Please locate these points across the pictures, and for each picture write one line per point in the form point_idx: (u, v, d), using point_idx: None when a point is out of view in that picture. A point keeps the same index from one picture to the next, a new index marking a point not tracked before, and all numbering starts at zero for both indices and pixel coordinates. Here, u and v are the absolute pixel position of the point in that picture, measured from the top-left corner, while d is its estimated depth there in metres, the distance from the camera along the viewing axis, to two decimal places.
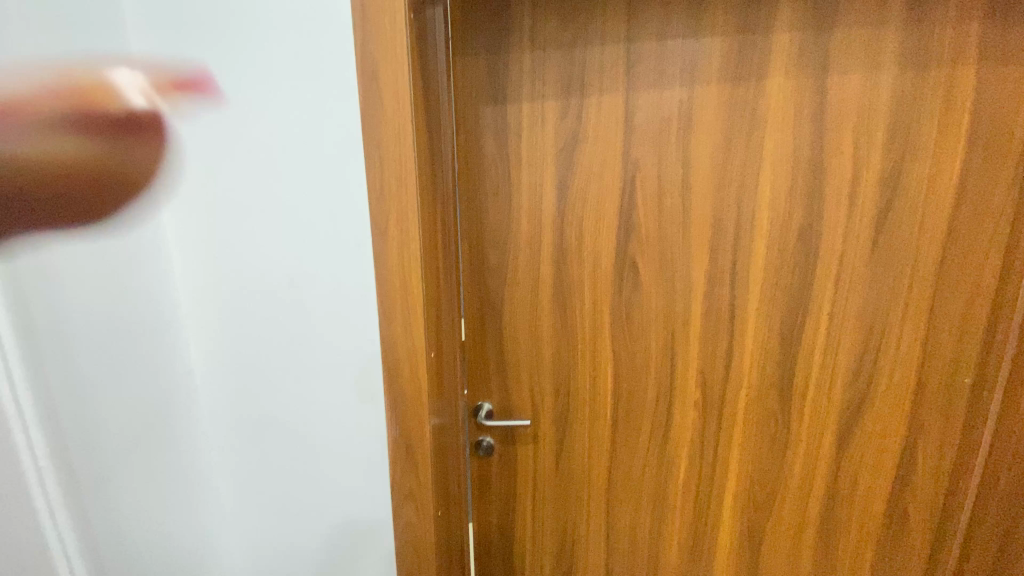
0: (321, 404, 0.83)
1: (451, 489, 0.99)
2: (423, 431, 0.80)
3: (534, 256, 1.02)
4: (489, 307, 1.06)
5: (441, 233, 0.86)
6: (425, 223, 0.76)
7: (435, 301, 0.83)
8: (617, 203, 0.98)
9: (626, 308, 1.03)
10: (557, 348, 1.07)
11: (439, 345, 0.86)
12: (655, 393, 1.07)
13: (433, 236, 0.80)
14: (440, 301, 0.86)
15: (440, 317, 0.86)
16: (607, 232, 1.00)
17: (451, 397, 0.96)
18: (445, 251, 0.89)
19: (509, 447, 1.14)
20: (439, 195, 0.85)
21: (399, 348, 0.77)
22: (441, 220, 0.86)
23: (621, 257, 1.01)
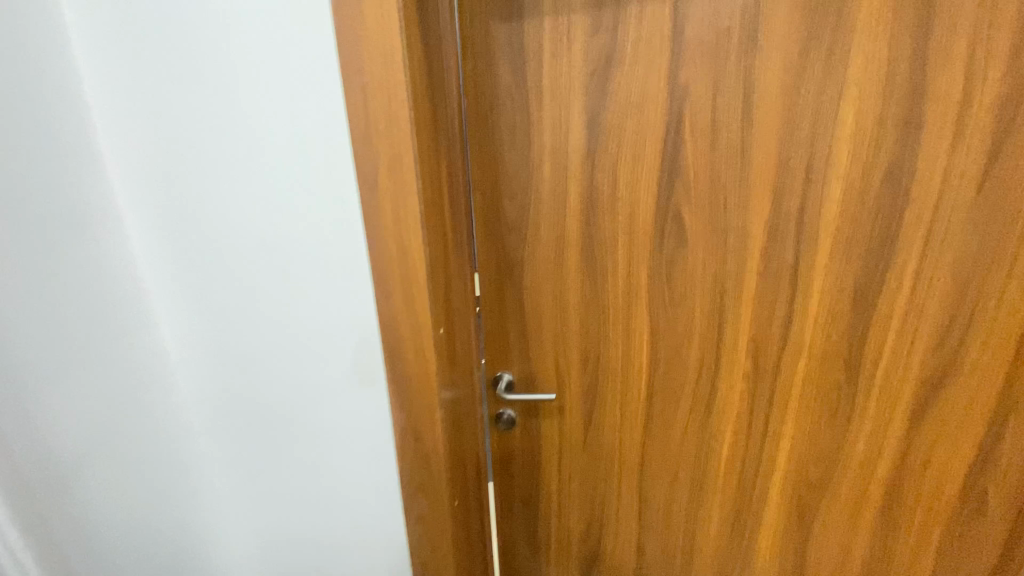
0: (312, 388, 0.72)
1: (469, 471, 0.90)
2: (433, 419, 0.68)
3: (560, 207, 0.87)
4: (507, 267, 0.92)
5: (448, 182, 0.71)
6: (426, 170, 0.60)
7: (444, 266, 0.69)
8: (660, 140, 0.81)
9: (669, 266, 0.88)
10: (586, 312, 0.93)
11: (450, 318, 0.73)
12: (698, 362, 0.93)
13: (437, 187, 0.65)
14: (450, 264, 0.73)
15: (450, 284, 0.73)
16: (648, 176, 0.83)
17: (467, 371, 0.85)
18: (454, 204, 0.75)
19: (533, 420, 1.04)
20: (444, 135, 0.69)
21: (401, 325, 0.64)
22: (448, 167, 0.71)
23: (663, 207, 0.85)
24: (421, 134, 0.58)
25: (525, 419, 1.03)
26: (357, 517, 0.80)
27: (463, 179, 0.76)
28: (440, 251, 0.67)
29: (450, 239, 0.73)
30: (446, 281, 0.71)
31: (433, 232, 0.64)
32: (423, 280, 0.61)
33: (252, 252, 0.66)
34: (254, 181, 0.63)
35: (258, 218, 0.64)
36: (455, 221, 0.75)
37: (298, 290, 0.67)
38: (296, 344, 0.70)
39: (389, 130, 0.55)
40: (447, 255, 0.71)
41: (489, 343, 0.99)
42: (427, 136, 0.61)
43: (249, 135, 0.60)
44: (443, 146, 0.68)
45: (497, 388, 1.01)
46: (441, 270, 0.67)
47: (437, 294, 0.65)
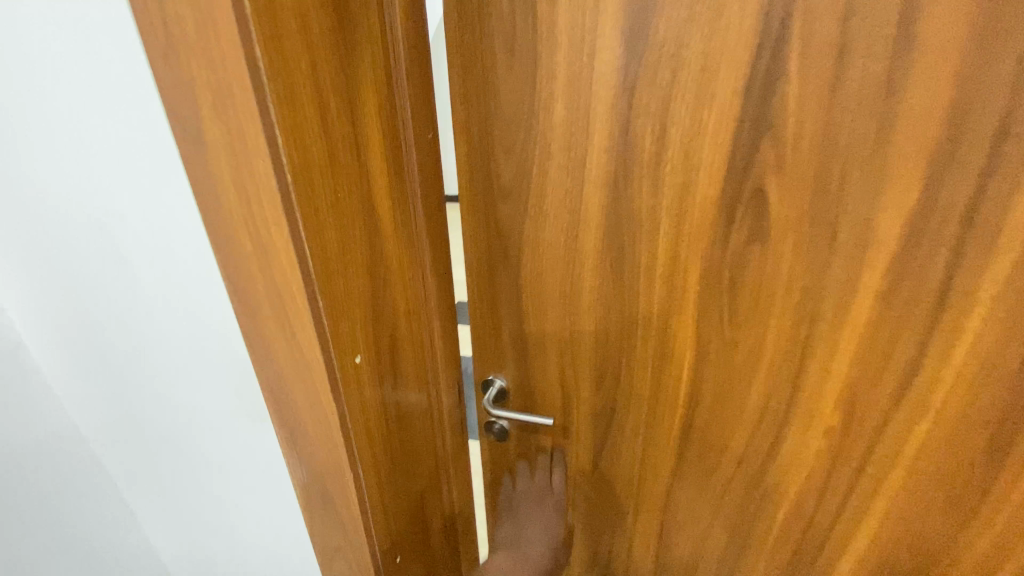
0: (194, 419, 0.51)
1: (435, 503, 0.70)
2: (344, 475, 0.48)
3: (575, 169, 0.58)
4: (502, 244, 0.66)
5: (381, 133, 0.45)
6: (300, 116, 0.35)
7: (365, 266, 0.45)
8: (743, 70, 0.48)
9: (732, 271, 0.57)
10: (605, 318, 0.66)
11: (382, 337, 0.49)
12: (760, 405, 0.65)
13: (344, 142, 0.40)
14: (385, 259, 0.48)
15: (383, 286, 0.49)
16: (715, 129, 0.51)
17: (429, 391, 0.63)
18: (400, 163, 0.49)
19: (530, 438, 0.81)
20: (372, 53, 0.42)
21: (280, 357, 0.41)
22: (382, 106, 0.45)
23: (734, 180, 0.53)
24: (277, 49, 0.32)
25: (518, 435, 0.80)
26: (284, 567, 0.63)
27: (421, 122, 0.50)
28: (355, 245, 0.43)
29: (388, 220, 0.48)
30: (374, 286, 0.47)
31: (328, 219, 0.39)
32: (299, 299, 0.38)
33: (72, 232, 0.42)
34: (46, 117, 0.37)
35: (58, 175, 0.39)
36: (403, 190, 0.50)
37: (142, 290, 0.43)
38: (168, 370, 0.48)
39: (203, 38, 0.30)
40: (374, 246, 0.46)
41: (479, 339, 0.76)
42: (308, 53, 0.35)
43: (10, 37, 0.34)
44: (365, 69, 0.42)
45: (483, 400, 0.78)
46: (355, 274, 0.43)
47: (338, 316, 0.42)
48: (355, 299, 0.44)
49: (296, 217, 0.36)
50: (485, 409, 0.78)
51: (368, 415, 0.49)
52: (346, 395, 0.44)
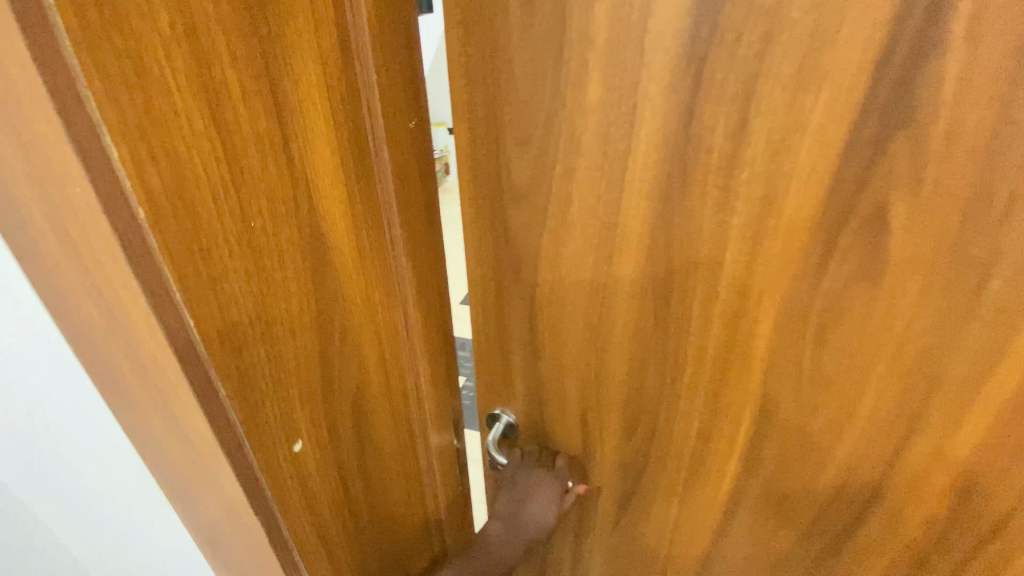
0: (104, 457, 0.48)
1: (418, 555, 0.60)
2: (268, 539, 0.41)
3: (611, 171, 0.43)
4: (514, 260, 0.52)
5: (330, 126, 0.36)
6: (159, 116, 0.27)
7: (299, 291, 0.37)
8: (880, 32, 0.32)
9: (823, 317, 0.42)
10: (641, 359, 0.52)
11: (334, 372, 0.41)
12: (838, 482, 0.50)
13: (258, 142, 0.32)
14: (340, 280, 0.39)
15: (338, 313, 0.40)
16: (824, 121, 0.35)
17: (416, 436, 0.52)
18: (365, 161, 0.39)
19: None
20: (308, 21, 0.33)
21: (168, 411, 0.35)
22: (330, 91, 0.35)
23: (843, 194, 0.37)
24: (116, 29, 0.24)
25: (524, 456, 0.64)
26: None
27: (386, 108, 0.39)
28: (277, 268, 0.35)
29: (344, 233, 0.39)
30: (319, 314, 0.38)
31: (226, 241, 0.31)
32: (162, 353, 0.31)
33: None
34: None
35: None
36: (372, 193, 0.40)
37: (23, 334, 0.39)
38: (63, 410, 0.45)
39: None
40: (316, 267, 0.37)
41: (485, 367, 0.62)
42: (180, 28, 0.27)
43: None
44: (295, 43, 0.32)
45: (488, 438, 0.64)
46: (280, 302, 0.36)
47: (245, 356, 0.34)
48: (281, 332, 0.36)
49: (151, 249, 0.28)
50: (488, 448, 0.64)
51: (305, 464, 0.41)
52: (259, 451, 0.37)
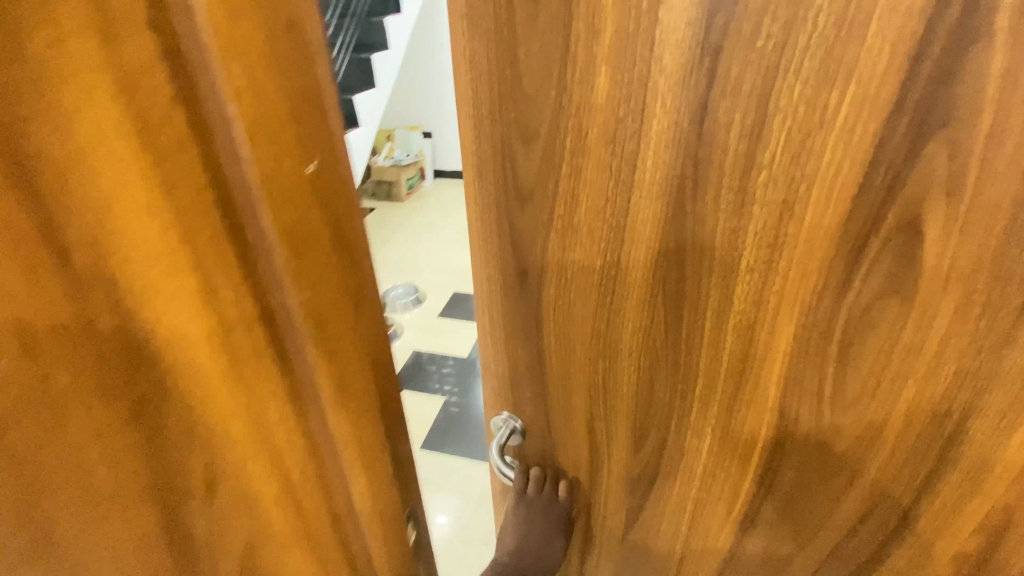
0: None
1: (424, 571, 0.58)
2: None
3: (620, 172, 0.40)
4: (518, 264, 0.50)
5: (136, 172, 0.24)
6: None
7: (82, 425, 0.25)
8: (915, 23, 0.29)
9: (846, 333, 0.39)
10: (650, 369, 0.49)
11: (156, 519, 0.28)
12: (859, 511, 0.47)
13: None
14: (164, 393, 0.27)
15: (162, 435, 0.28)
16: (850, 121, 0.32)
17: (327, 536, 0.41)
18: (200, 220, 0.27)
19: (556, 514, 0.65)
20: (52, 12, 0.20)
21: None
22: (141, 129, 0.24)
23: (872, 200, 0.34)
24: None
25: (533, 489, 0.63)
26: None
27: (264, 131, 0.28)
28: (26, 384, 0.23)
29: (174, 329, 0.27)
30: (126, 444, 0.26)
31: None
32: None
33: None
34: None
35: None
36: (221, 268, 0.28)
37: None
38: None
39: None
40: (111, 380, 0.25)
41: (491, 372, 0.61)
42: None
43: None
44: (64, 49, 0.21)
45: (493, 445, 0.62)
46: (19, 455, 0.23)
47: None
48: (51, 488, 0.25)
49: None
50: (496, 458, 0.62)
51: None
52: None
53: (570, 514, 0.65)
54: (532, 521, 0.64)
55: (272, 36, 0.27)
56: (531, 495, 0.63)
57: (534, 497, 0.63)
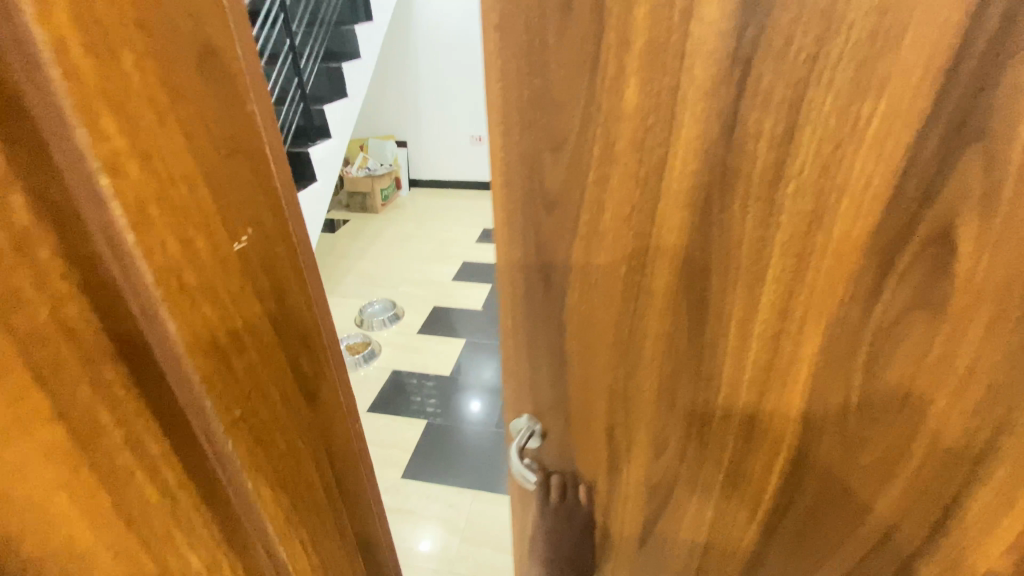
0: None
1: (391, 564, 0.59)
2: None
3: (647, 180, 0.41)
4: (543, 269, 0.50)
5: (7, 226, 0.24)
6: None
7: None
8: (952, 35, 0.29)
9: (874, 345, 0.39)
10: (673, 376, 0.50)
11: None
12: (884, 526, 0.46)
13: None
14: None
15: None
16: (883, 131, 0.32)
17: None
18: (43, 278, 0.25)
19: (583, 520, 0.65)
20: None
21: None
22: (15, 185, 0.24)
23: (903, 211, 0.34)
24: None
25: (556, 496, 0.63)
26: None
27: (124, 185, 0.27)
28: None
29: (39, 391, 0.26)
30: None
31: None
32: None
33: None
34: None
35: None
36: (75, 324, 0.27)
37: None
38: None
39: None
40: None
41: (512, 375, 0.62)
42: None
43: None
44: None
45: (512, 449, 0.62)
46: None
47: None
48: None
49: None
50: (514, 463, 0.62)
51: None
52: None
53: (591, 521, 0.65)
54: (560, 527, 0.65)
55: (203, 115, 0.30)
56: (555, 500, 0.63)
57: (558, 503, 0.63)
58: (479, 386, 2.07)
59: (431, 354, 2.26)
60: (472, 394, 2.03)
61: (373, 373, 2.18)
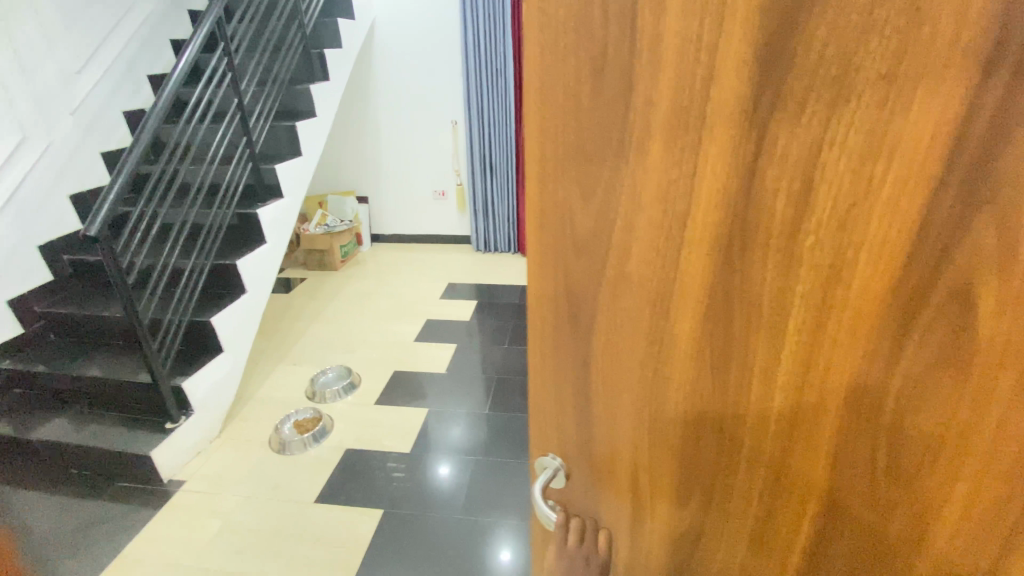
0: None
1: None
2: None
3: (671, 229, 0.43)
4: (571, 308, 0.53)
5: None
6: None
7: None
8: (956, 104, 0.30)
9: (899, 403, 0.38)
10: (696, 424, 0.50)
11: None
12: None
13: None
14: None
15: None
16: (896, 191, 0.34)
17: None
18: None
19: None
20: None
21: None
22: None
23: (922, 266, 0.34)
24: None
25: (574, 540, 0.60)
26: None
27: None
28: None
29: None
30: None
31: None
32: None
33: None
34: None
35: None
36: None
37: None
38: None
39: None
40: None
41: (539, 409, 0.64)
42: None
43: None
44: None
45: (536, 483, 0.61)
46: None
47: None
48: None
49: None
50: (537, 497, 0.61)
51: None
52: None
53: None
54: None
55: None
56: (572, 547, 0.60)
57: (575, 549, 0.60)
58: (444, 445, 2.11)
59: (391, 428, 2.21)
60: (439, 453, 2.06)
61: (327, 453, 2.09)
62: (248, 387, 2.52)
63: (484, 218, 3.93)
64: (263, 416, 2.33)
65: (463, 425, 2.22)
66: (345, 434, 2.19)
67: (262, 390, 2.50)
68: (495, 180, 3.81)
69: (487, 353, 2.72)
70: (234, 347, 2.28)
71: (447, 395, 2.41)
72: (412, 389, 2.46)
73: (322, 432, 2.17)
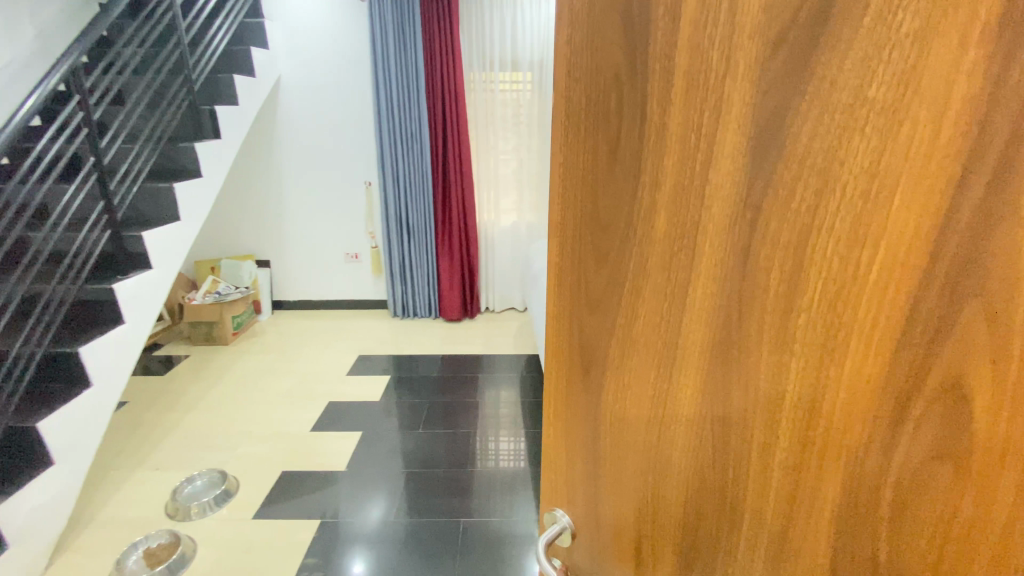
0: None
1: None
2: None
3: (673, 295, 0.47)
4: (586, 362, 0.58)
5: None
6: None
7: None
8: (939, 200, 0.31)
9: (897, 493, 0.36)
10: (698, 492, 0.50)
11: None
12: None
13: None
14: None
15: None
16: (882, 279, 0.34)
17: None
18: None
19: None
20: None
21: None
22: None
23: (912, 352, 0.34)
24: None
25: None
26: None
27: None
28: None
29: None
30: None
31: None
32: None
33: None
34: None
35: None
36: None
37: None
38: None
39: None
40: None
41: (555, 461, 0.67)
42: None
43: None
44: None
45: (540, 540, 0.62)
46: None
47: None
48: None
49: None
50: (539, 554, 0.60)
51: None
52: None
53: None
54: None
55: None
56: None
57: None
58: (364, 541, 1.93)
59: (265, 554, 1.87)
60: (356, 544, 1.91)
61: None
62: (97, 500, 2.16)
63: (404, 282, 4.05)
64: (110, 543, 1.93)
65: (378, 519, 2.05)
66: (208, 561, 1.83)
67: (106, 507, 2.11)
68: (409, 241, 3.94)
69: (402, 440, 2.55)
70: (72, 454, 1.85)
71: (359, 487, 2.22)
72: (302, 488, 2.22)
73: (179, 561, 1.80)
